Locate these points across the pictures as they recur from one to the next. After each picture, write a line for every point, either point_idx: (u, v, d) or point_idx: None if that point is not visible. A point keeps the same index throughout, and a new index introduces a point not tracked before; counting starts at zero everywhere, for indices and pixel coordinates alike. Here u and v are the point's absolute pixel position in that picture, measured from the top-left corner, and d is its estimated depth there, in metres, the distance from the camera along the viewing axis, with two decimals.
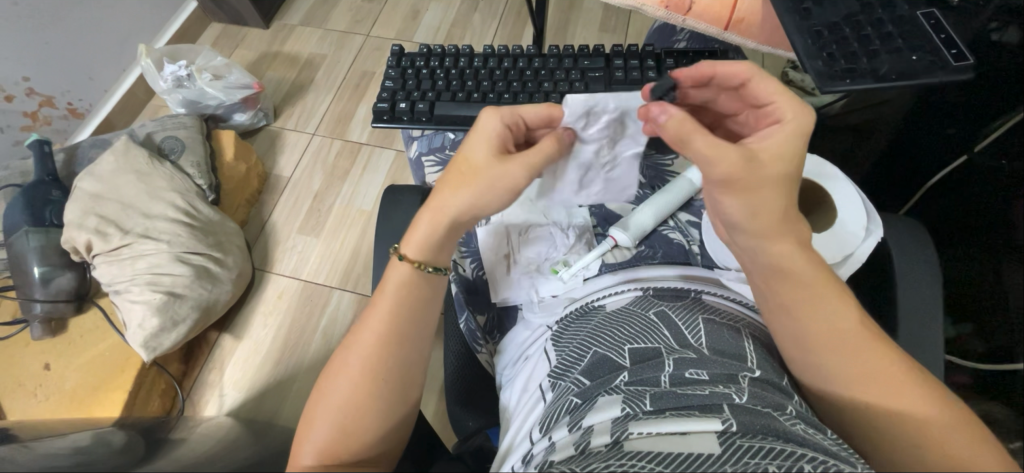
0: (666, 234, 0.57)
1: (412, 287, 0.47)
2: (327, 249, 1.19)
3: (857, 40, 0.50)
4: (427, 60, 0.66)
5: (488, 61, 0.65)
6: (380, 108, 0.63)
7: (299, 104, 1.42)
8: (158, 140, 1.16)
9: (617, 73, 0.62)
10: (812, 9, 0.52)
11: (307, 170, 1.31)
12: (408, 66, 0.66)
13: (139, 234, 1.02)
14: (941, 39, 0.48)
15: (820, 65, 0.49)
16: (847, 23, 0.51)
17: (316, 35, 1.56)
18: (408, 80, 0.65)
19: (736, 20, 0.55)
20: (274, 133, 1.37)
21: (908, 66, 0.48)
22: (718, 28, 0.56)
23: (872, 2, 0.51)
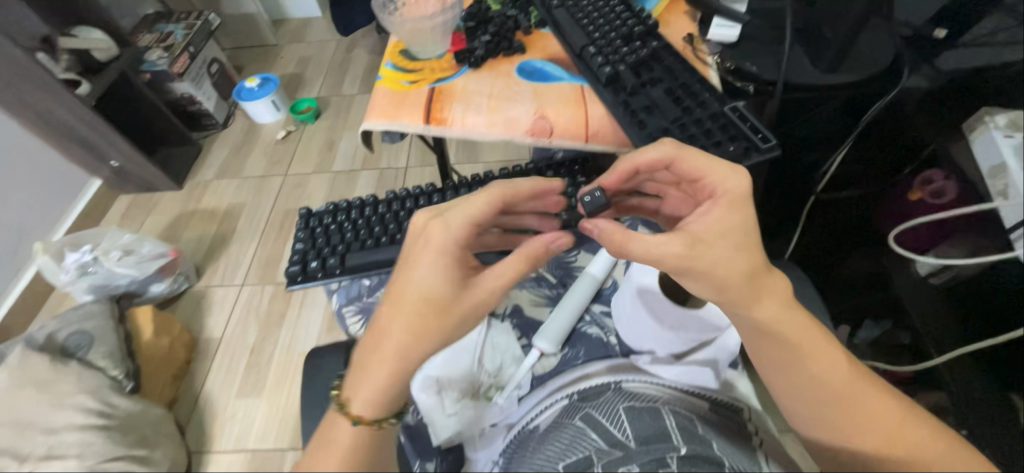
0: (585, 331, 0.58)
1: (364, 444, 0.45)
2: (272, 407, 1.09)
3: (687, 139, 0.51)
4: (334, 216, 0.69)
5: (391, 206, 0.69)
6: (292, 270, 0.65)
7: (222, 258, 1.38)
8: (61, 339, 1.03)
9: None
10: (643, 117, 0.52)
11: (239, 324, 1.24)
12: (316, 225, 0.69)
13: (42, 457, 0.89)
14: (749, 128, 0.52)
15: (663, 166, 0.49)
16: (676, 125, 0.52)
17: (233, 185, 1.57)
18: (318, 238, 0.67)
19: (592, 133, 0.53)
20: (199, 294, 1.30)
21: (733, 155, 0.49)
22: (580, 142, 0.53)
23: (688, 102, 0.54)
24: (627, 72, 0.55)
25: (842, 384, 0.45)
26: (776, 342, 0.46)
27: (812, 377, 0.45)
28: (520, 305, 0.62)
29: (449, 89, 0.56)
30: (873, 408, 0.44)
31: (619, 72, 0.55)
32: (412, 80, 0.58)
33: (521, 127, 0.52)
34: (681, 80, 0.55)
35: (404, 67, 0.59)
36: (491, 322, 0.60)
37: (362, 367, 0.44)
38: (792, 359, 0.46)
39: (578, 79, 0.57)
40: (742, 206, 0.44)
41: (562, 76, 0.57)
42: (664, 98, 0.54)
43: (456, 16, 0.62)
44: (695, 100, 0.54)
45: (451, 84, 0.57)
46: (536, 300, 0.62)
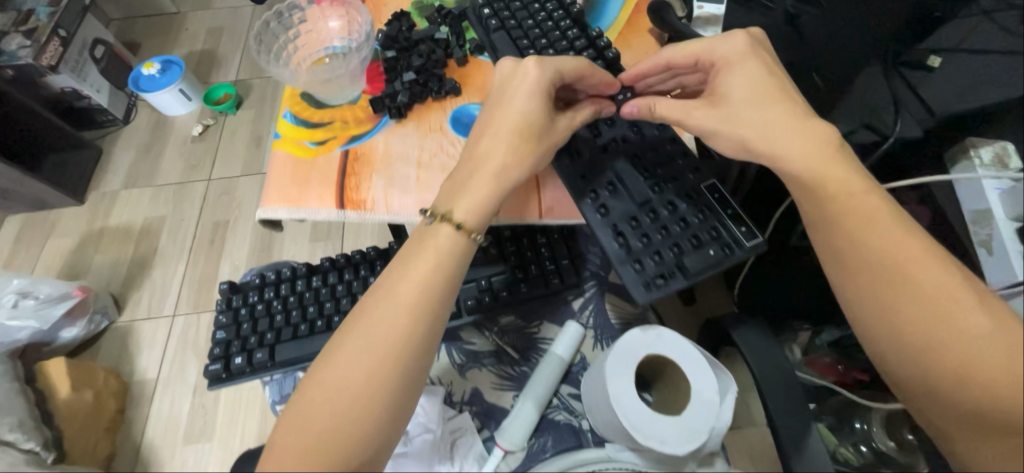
0: (553, 417, 0.54)
1: (455, 256, 0.42)
2: (225, 450, 1.00)
3: (656, 230, 0.42)
4: (261, 294, 0.63)
5: (327, 279, 0.63)
6: (213, 369, 0.59)
7: (145, 285, 1.23)
8: None
9: None
10: (608, 199, 0.43)
11: (176, 361, 1.12)
12: (240, 306, 0.63)
13: None
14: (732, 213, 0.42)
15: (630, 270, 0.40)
16: (643, 210, 0.43)
17: (146, 195, 1.37)
18: (241, 321, 0.62)
19: (546, 208, 0.48)
20: (124, 330, 1.16)
21: (711, 255, 0.39)
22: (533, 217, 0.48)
23: (658, 178, 0.44)
24: (585, 136, 0.48)
25: (922, 257, 0.40)
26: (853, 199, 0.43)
27: (891, 240, 0.41)
28: (480, 388, 0.56)
29: (366, 151, 0.45)
30: (948, 297, 0.39)
31: (579, 136, 0.47)
32: (317, 140, 0.46)
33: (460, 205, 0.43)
34: (648, 144, 0.47)
35: (307, 119, 0.47)
36: (449, 414, 0.55)
37: (461, 182, 0.43)
38: (862, 228, 0.42)
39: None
40: (752, 57, 0.47)
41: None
42: (628, 166, 0.45)
43: (333, 45, 0.51)
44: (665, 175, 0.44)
45: (368, 142, 0.45)
46: (497, 382, 0.56)
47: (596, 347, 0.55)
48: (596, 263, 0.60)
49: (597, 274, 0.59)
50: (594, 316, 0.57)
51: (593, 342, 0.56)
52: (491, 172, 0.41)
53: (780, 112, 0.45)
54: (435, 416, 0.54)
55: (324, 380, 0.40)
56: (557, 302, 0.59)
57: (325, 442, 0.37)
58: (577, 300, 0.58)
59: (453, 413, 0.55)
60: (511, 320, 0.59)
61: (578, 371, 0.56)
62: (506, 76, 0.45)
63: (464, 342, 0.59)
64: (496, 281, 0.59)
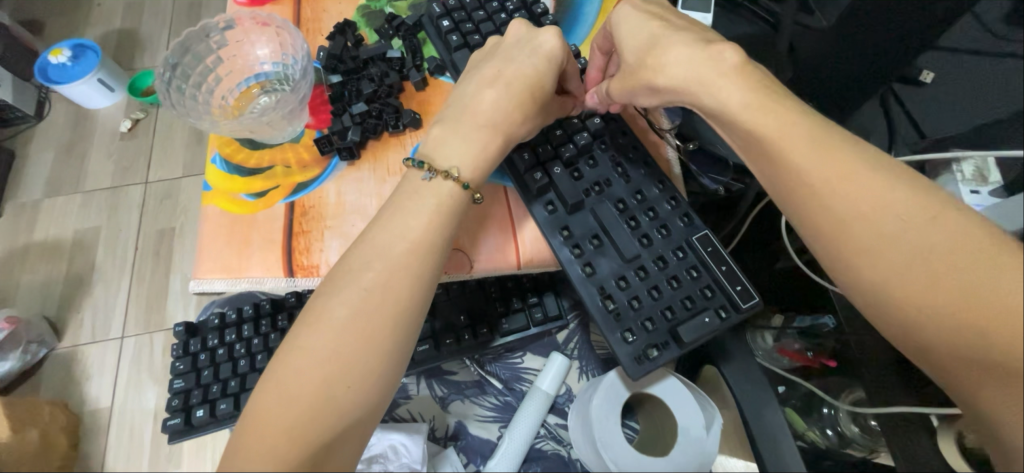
0: (540, 448, 0.50)
1: (439, 227, 0.38)
2: None
3: (646, 290, 0.39)
4: (223, 335, 0.54)
5: (294, 317, 0.53)
6: (171, 425, 0.51)
7: (85, 304, 1.06)
8: None
9: (453, 284, 0.52)
10: (593, 258, 0.40)
11: (132, 385, 1.01)
12: (198, 350, 0.53)
13: None
14: (727, 271, 0.39)
15: (622, 343, 0.37)
16: (632, 268, 0.39)
17: (72, 201, 1.12)
18: (203, 369, 0.52)
19: (526, 259, 0.42)
20: (65, 356, 1.01)
21: (704, 322, 0.37)
22: (510, 269, 0.42)
23: (643, 227, 0.41)
24: (564, 180, 0.42)
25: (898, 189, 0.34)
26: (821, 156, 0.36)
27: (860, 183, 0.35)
28: (464, 421, 0.51)
29: (315, 203, 0.40)
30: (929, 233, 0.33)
31: (557, 180, 0.42)
32: (256, 192, 0.41)
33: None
34: (632, 184, 0.42)
35: (242, 164, 0.42)
36: (433, 449, 0.49)
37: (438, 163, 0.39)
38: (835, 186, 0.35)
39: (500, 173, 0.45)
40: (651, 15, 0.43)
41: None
42: (613, 216, 0.41)
43: (262, 64, 0.49)
44: (651, 223, 0.41)
45: (315, 192, 0.41)
46: (481, 414, 0.52)
47: (582, 379, 0.52)
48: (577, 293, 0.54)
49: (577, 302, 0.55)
50: (578, 348, 0.54)
51: (579, 374, 0.53)
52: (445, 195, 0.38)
53: (737, 81, 0.38)
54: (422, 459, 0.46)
55: (295, 353, 0.34)
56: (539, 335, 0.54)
57: (309, 427, 0.32)
58: (560, 332, 0.55)
59: (440, 450, 0.49)
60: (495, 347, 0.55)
61: (563, 402, 0.52)
62: (469, 104, 0.40)
63: (446, 373, 0.53)
64: (483, 317, 0.51)
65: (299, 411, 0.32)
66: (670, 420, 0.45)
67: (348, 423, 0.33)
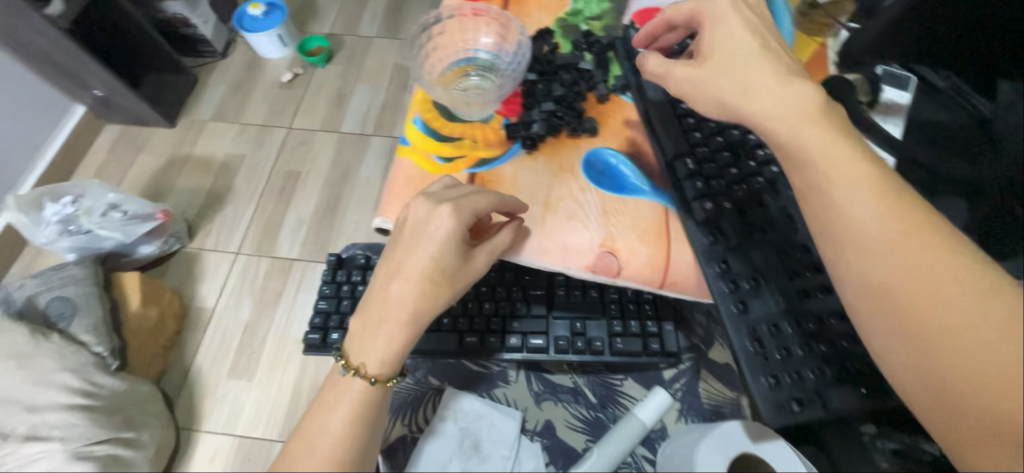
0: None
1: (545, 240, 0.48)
2: (263, 392, 1.07)
3: (797, 344, 0.44)
4: (365, 274, 0.61)
5: None
6: (311, 338, 0.58)
7: (217, 218, 1.29)
8: (43, 306, 0.97)
9: (574, 291, 0.56)
10: (749, 303, 0.45)
11: (233, 297, 1.18)
12: (344, 281, 0.62)
13: (25, 435, 0.84)
14: (871, 347, 0.43)
15: (763, 387, 0.43)
16: (785, 320, 0.45)
17: (231, 130, 1.43)
18: (343, 300, 0.60)
19: (670, 282, 0.47)
20: (191, 255, 1.23)
21: (844, 389, 0.42)
22: (652, 287, 0.47)
23: (802, 287, 0.45)
24: (732, 222, 0.46)
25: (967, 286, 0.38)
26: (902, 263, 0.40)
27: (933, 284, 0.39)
28: (553, 422, 0.53)
29: (493, 179, 0.50)
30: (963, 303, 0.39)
31: (724, 215, 0.46)
32: (446, 156, 0.51)
33: (577, 257, 0.47)
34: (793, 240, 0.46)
35: (438, 130, 0.53)
36: (522, 439, 0.52)
37: None
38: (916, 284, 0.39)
39: (662, 195, 0.50)
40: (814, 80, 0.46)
41: (641, 186, 0.50)
42: (774, 264, 0.46)
43: (477, 50, 0.57)
44: (812, 284, 0.45)
45: (495, 169, 0.51)
46: (571, 422, 0.53)
47: (680, 421, 0.51)
48: (698, 335, 0.55)
49: (695, 344, 0.55)
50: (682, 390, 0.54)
51: (678, 416, 0.52)
52: (406, 317, 0.45)
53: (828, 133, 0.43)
54: (510, 440, 0.51)
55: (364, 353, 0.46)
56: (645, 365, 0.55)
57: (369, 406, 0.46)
58: (668, 369, 0.55)
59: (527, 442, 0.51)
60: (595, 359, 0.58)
61: (657, 437, 0.51)
62: None
63: (546, 371, 0.56)
64: (598, 329, 0.55)
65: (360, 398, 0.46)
66: None
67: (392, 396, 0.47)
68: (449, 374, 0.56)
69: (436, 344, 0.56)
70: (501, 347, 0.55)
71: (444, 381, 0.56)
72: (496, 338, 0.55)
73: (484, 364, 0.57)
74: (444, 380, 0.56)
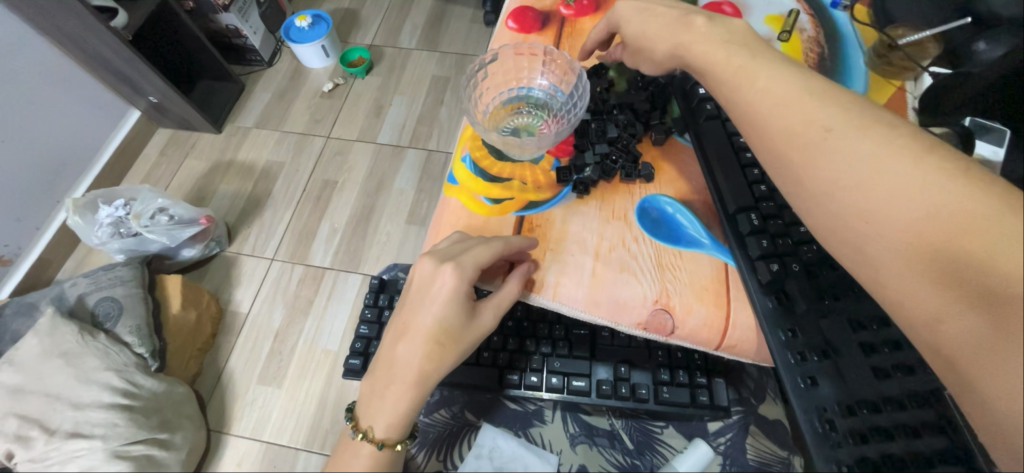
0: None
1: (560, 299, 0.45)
2: (291, 400, 1.09)
3: (880, 428, 0.37)
4: None
5: None
6: (352, 364, 0.60)
7: (255, 223, 1.33)
8: (91, 304, 1.01)
9: (615, 332, 0.53)
10: (818, 376, 0.39)
11: (267, 303, 1.21)
12: (384, 306, 0.63)
13: (69, 433, 0.86)
14: (978, 446, 0.37)
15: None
16: (865, 401, 0.38)
17: (272, 138, 1.48)
18: (384, 322, 0.63)
19: (727, 345, 0.43)
20: (230, 260, 1.26)
21: None
22: (707, 348, 0.44)
23: (886, 365, 0.39)
24: (797, 281, 0.42)
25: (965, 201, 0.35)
26: (881, 189, 0.38)
27: (925, 212, 0.36)
28: (587, 466, 0.52)
29: (542, 223, 0.48)
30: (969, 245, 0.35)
31: (791, 277, 0.42)
32: (494, 197, 0.49)
33: (630, 314, 0.43)
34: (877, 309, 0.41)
35: (485, 170, 0.51)
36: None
37: None
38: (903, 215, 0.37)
39: (722, 249, 0.46)
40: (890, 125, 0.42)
41: (700, 238, 0.46)
42: (847, 338, 0.40)
43: (532, 89, 0.55)
44: (896, 364, 0.39)
45: (544, 212, 0.48)
46: (605, 467, 0.51)
47: None
48: (748, 388, 0.52)
49: (743, 398, 0.52)
50: (726, 445, 0.51)
51: (719, 470, 0.50)
52: (409, 381, 0.44)
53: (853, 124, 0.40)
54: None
55: (374, 410, 0.46)
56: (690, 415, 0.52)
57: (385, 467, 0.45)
58: (713, 421, 0.52)
59: None
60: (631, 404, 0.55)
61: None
62: None
63: (583, 412, 0.54)
64: (641, 376, 0.52)
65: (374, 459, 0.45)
66: None
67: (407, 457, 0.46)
68: (484, 407, 0.56)
69: (471, 379, 0.55)
70: (539, 386, 0.53)
71: (478, 416, 0.55)
72: (534, 376, 0.53)
73: (519, 400, 0.55)
74: (478, 416, 0.55)
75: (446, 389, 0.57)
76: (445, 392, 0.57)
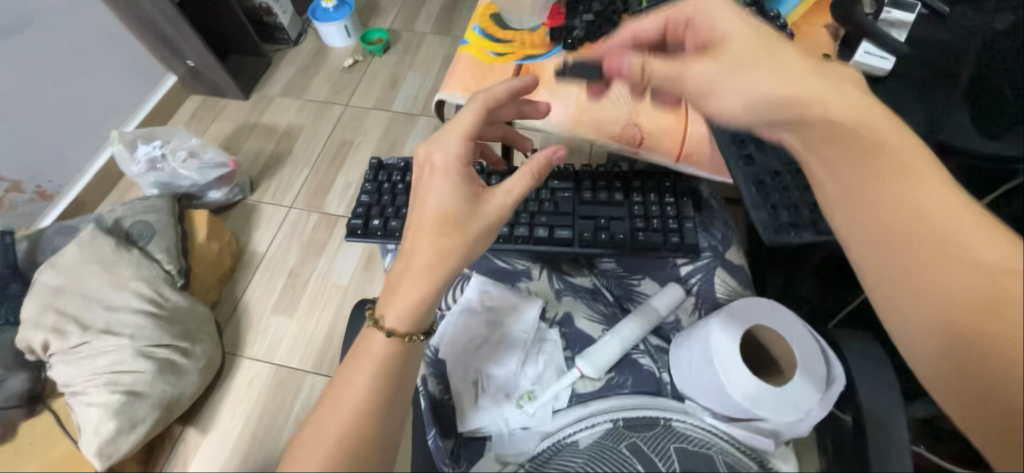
0: (637, 360, 0.51)
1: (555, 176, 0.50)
2: (302, 328, 1.15)
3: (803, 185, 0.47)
4: (404, 175, 0.66)
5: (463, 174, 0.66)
6: (353, 224, 0.62)
7: (276, 176, 1.41)
8: (126, 226, 1.10)
9: (590, 192, 0.60)
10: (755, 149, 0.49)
11: (283, 244, 1.28)
12: (384, 179, 0.66)
13: (100, 329, 0.95)
14: None
15: (765, 214, 0.46)
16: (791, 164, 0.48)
17: (295, 106, 1.59)
18: (384, 194, 0.65)
19: (685, 154, 0.55)
20: (251, 207, 1.34)
21: None
22: (669, 160, 0.56)
23: None
24: None
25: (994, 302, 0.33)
26: (930, 232, 0.36)
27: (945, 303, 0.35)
28: (572, 314, 0.55)
29: (537, 70, 0.61)
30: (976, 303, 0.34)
31: None
32: (498, 52, 0.63)
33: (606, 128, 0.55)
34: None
35: (491, 34, 0.65)
36: (540, 326, 0.54)
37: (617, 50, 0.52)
38: (922, 283, 0.36)
39: None
40: None
41: None
42: None
43: None
44: None
45: (540, 63, 0.61)
46: (591, 315, 0.55)
47: (695, 313, 0.53)
48: (717, 237, 0.57)
49: (712, 246, 0.57)
50: (700, 284, 0.55)
51: (692, 312, 0.54)
52: (421, 272, 0.45)
53: None
54: (528, 323, 0.53)
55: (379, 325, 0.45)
56: (663, 263, 0.57)
57: (385, 380, 0.43)
58: (685, 266, 0.56)
59: (541, 327, 0.54)
60: (607, 265, 0.59)
61: (672, 330, 0.53)
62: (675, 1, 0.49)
63: (565, 273, 0.59)
64: (617, 224, 0.58)
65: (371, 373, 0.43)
66: (789, 361, 0.44)
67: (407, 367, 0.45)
68: (474, 262, 0.59)
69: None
70: (527, 237, 0.58)
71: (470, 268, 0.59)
72: (524, 228, 0.58)
73: (507, 262, 0.60)
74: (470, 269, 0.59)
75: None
76: None
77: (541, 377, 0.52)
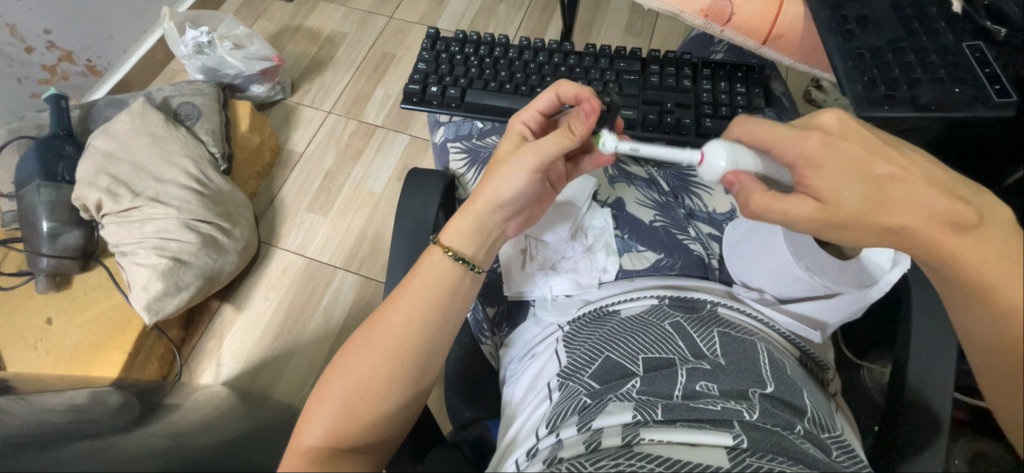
0: (689, 246, 0.56)
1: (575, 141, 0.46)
2: (334, 228, 1.17)
3: (899, 66, 0.51)
4: (462, 48, 0.74)
5: (521, 53, 0.72)
6: (411, 90, 0.70)
7: (316, 80, 1.37)
8: (175, 105, 1.14)
9: (653, 78, 0.67)
10: (856, 31, 0.53)
11: (320, 146, 1.28)
12: (441, 50, 0.74)
13: (149, 197, 0.99)
14: (984, 75, 0.49)
15: (859, 88, 0.51)
16: (890, 48, 0.52)
17: (339, 12, 1.48)
18: (440, 64, 0.72)
19: (775, 35, 0.58)
20: (290, 108, 1.33)
21: (950, 98, 0.49)
22: (756, 42, 0.59)
23: (917, 29, 0.53)
24: None
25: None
26: None
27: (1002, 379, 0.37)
28: (624, 199, 0.59)
29: None
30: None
31: None
32: None
33: None
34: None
35: None
36: (593, 204, 0.59)
37: None
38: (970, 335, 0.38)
39: None
40: None
41: None
42: (888, 12, 0.54)
43: None
44: (926, 27, 0.53)
45: None
46: (641, 200, 0.60)
47: None
48: None
49: None
50: None
51: None
52: (468, 204, 0.49)
53: None
54: (585, 197, 0.58)
55: (419, 276, 0.47)
56: None
57: (421, 332, 0.45)
58: None
59: (598, 207, 0.58)
60: (669, 161, 0.66)
61: (724, 220, 0.60)
62: None
63: (621, 164, 0.64)
64: (680, 109, 0.65)
65: (410, 319, 0.45)
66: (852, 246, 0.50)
67: (438, 335, 0.46)
68: None
69: None
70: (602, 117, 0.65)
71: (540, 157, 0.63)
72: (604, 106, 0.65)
73: None
74: None
75: (497, 124, 0.68)
76: (497, 124, 0.69)
77: (590, 253, 0.56)
